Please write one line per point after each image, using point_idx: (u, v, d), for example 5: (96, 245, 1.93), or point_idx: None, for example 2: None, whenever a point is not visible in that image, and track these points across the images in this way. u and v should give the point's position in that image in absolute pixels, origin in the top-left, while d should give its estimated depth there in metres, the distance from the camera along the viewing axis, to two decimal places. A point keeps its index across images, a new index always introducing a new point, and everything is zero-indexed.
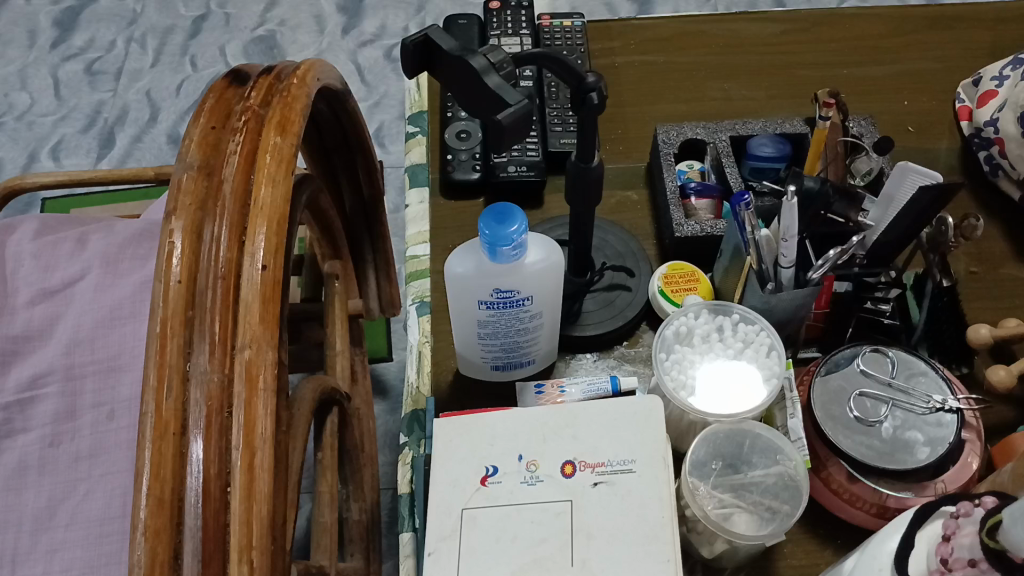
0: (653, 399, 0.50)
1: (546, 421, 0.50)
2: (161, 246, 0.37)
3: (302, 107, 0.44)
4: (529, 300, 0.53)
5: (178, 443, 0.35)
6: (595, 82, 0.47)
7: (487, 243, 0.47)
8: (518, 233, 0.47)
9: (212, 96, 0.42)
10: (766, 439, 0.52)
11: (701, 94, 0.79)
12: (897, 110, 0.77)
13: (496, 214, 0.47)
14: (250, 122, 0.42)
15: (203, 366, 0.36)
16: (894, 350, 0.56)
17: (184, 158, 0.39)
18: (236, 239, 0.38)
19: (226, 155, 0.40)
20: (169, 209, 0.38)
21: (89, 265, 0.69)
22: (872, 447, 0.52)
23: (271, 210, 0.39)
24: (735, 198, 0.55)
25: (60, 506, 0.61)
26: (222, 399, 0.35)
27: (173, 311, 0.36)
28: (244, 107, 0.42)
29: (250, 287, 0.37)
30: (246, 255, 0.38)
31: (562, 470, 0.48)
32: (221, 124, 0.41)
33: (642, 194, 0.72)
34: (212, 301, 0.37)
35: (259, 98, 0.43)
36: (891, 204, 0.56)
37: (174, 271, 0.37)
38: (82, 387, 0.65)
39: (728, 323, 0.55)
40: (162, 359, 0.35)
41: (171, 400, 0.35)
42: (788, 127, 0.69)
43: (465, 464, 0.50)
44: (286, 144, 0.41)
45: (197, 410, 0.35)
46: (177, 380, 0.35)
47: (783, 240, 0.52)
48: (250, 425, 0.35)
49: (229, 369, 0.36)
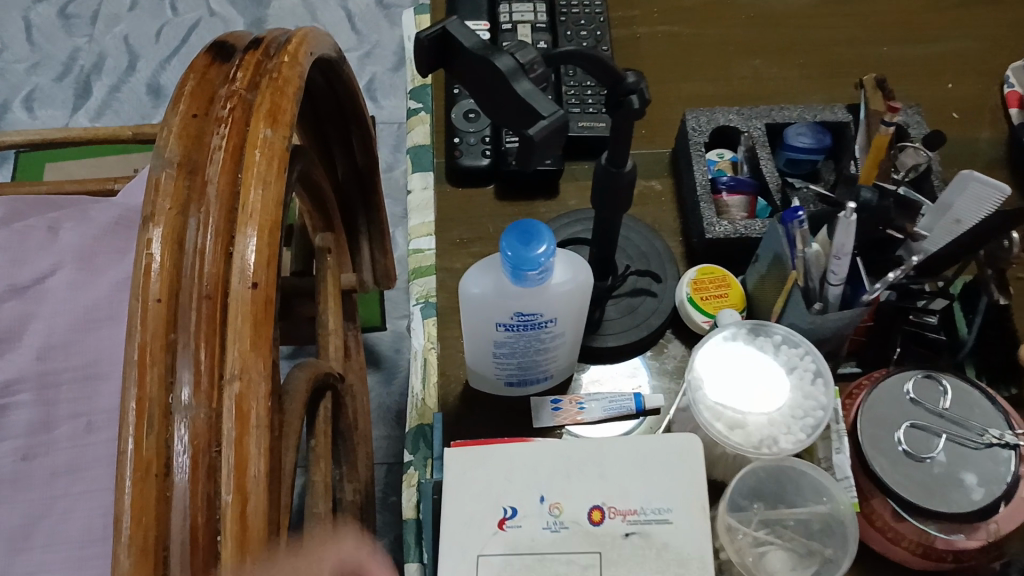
0: (689, 436, 0.45)
1: (571, 457, 0.45)
2: (140, 258, 0.33)
3: (294, 91, 0.39)
4: (553, 322, 0.47)
5: (161, 484, 0.31)
6: (636, 83, 0.41)
7: (510, 265, 0.42)
8: (546, 254, 0.41)
9: (193, 76, 0.38)
10: (809, 476, 0.48)
11: (729, 72, 0.72)
12: (940, 93, 0.71)
13: (519, 231, 0.41)
14: (237, 110, 0.37)
15: (187, 401, 0.32)
16: (950, 378, 0.51)
17: (163, 152, 0.35)
18: (224, 247, 0.35)
19: (210, 149, 0.36)
20: (146, 215, 0.34)
21: (61, 260, 0.63)
22: (921, 486, 0.48)
23: (262, 215, 0.35)
24: (787, 214, 0.49)
25: (36, 526, 0.56)
26: (210, 437, 0.32)
27: (152, 336, 0.32)
28: (229, 91, 0.38)
29: (239, 308, 0.34)
30: (235, 268, 0.34)
31: (589, 516, 0.43)
32: (204, 111, 0.37)
33: (666, 184, 0.66)
34: (196, 323, 0.33)
35: (246, 80, 0.39)
36: (947, 213, 0.51)
37: (152, 287, 0.33)
38: (57, 396, 0.59)
39: (769, 346, 0.50)
40: (141, 390, 0.31)
41: (153, 437, 0.31)
42: (828, 115, 0.63)
43: (480, 504, 0.45)
44: (276, 138, 0.37)
45: (181, 449, 0.31)
46: (160, 412, 0.32)
47: (834, 257, 0.47)
48: (242, 467, 0.32)
49: (217, 403, 0.32)
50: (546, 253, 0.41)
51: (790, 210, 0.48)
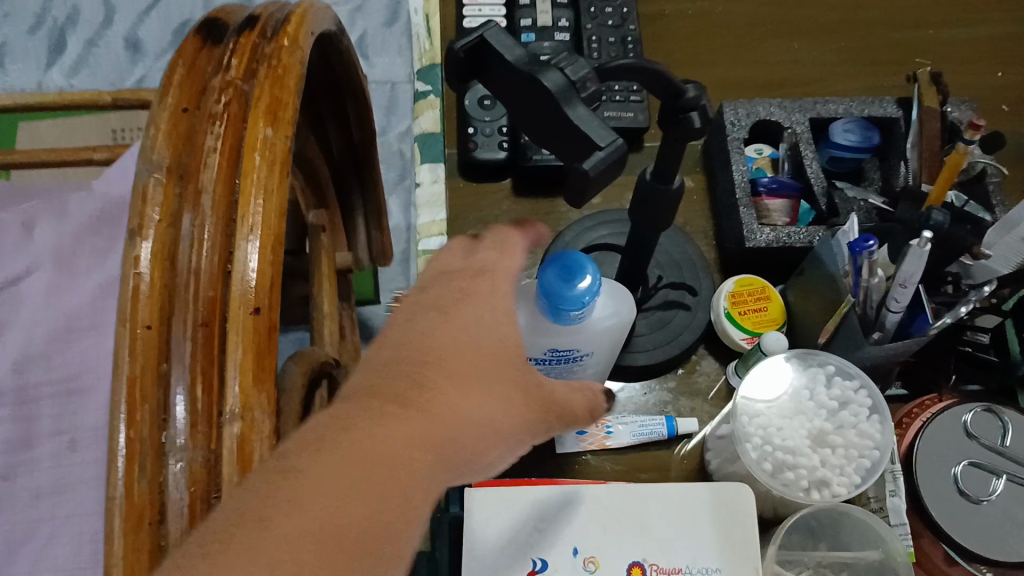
0: (745, 486, 0.42)
1: (607, 505, 0.41)
2: (125, 279, 0.27)
3: (297, 82, 0.31)
4: (590, 356, 0.43)
5: (154, 534, 0.25)
6: (697, 97, 0.36)
7: (549, 302, 0.37)
8: (592, 291, 0.37)
9: (181, 64, 0.31)
10: (859, 520, 0.44)
11: (764, 55, 0.67)
12: (990, 82, 0.66)
13: (560, 264, 0.37)
14: (232, 104, 0.30)
15: (182, 442, 0.26)
16: (1010, 411, 0.47)
17: (149, 155, 0.29)
18: (221, 263, 0.28)
19: (203, 152, 0.29)
20: (132, 227, 0.28)
21: (39, 259, 0.58)
22: (979, 532, 0.44)
23: (264, 233, 0.29)
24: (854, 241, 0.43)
25: (19, 550, 0.49)
26: (209, 481, 0.26)
27: (141, 369, 0.27)
28: (223, 81, 0.30)
29: (238, 336, 0.27)
30: (234, 293, 0.28)
31: (629, 574, 0.40)
32: (196, 105, 0.30)
33: (698, 181, 0.61)
34: (190, 355, 0.27)
35: (241, 66, 0.31)
36: (1011, 228, 0.48)
37: (141, 313, 0.27)
38: (37, 412, 0.53)
39: (822, 377, 0.46)
40: (132, 429, 0.26)
41: (145, 482, 0.26)
42: (877, 110, 0.58)
43: (507, 554, 0.41)
44: (279, 139, 0.30)
45: (178, 498, 0.26)
46: (152, 453, 0.26)
47: (900, 288, 0.43)
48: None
49: (216, 447, 0.27)
50: (592, 290, 0.37)
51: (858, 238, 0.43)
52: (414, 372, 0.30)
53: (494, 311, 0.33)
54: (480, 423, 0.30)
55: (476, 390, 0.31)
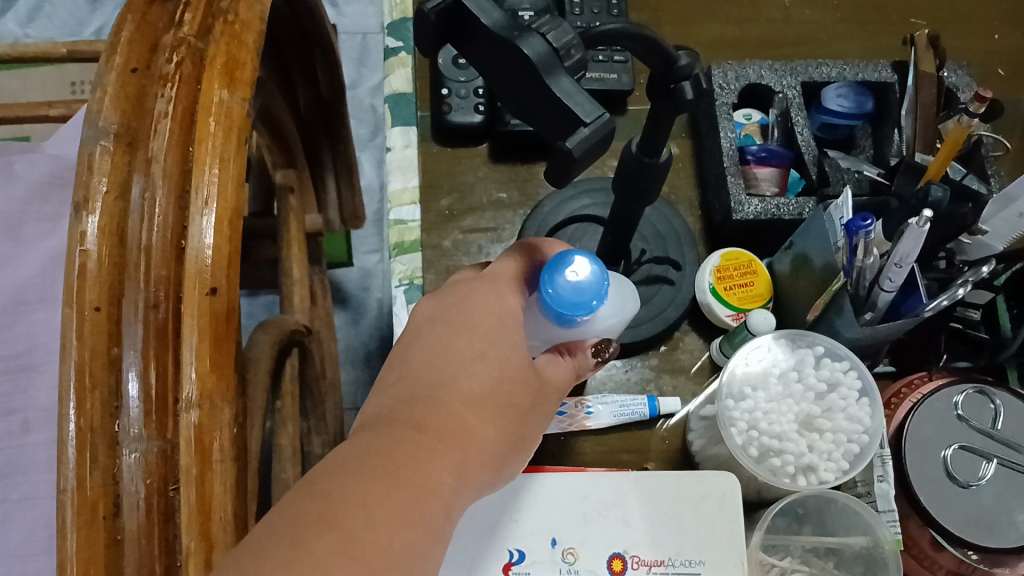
0: (732, 478, 0.39)
1: (588, 496, 0.40)
2: (69, 258, 0.23)
3: (257, 41, 0.27)
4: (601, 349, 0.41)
5: (111, 527, 0.22)
6: (691, 67, 0.33)
7: (556, 308, 0.34)
8: (597, 292, 0.34)
9: (129, 16, 0.26)
10: (845, 506, 0.43)
11: (755, 12, 0.64)
12: (986, 45, 0.63)
13: (557, 265, 0.34)
14: (186, 65, 0.26)
15: (138, 432, 0.23)
16: (1002, 393, 0.46)
17: (95, 119, 0.24)
18: (174, 239, 0.25)
19: (155, 118, 0.25)
20: (77, 198, 0.24)
21: None
22: (967, 517, 0.43)
23: (224, 207, 0.25)
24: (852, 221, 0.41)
25: None
26: (167, 475, 0.23)
27: (92, 352, 0.23)
28: (176, 39, 0.26)
29: (194, 318, 0.24)
30: (194, 275, 0.24)
31: (609, 566, 0.38)
32: (145, 65, 0.25)
33: (684, 146, 0.59)
34: (143, 335, 0.23)
35: (196, 22, 0.26)
36: (1009, 204, 0.46)
37: (88, 292, 0.23)
38: None
39: (811, 358, 0.44)
40: (81, 418, 0.22)
41: (98, 472, 0.22)
42: (872, 74, 0.56)
43: (482, 546, 0.39)
44: (236, 101, 0.26)
45: (133, 492, 0.23)
46: (106, 444, 0.23)
47: (896, 267, 0.41)
48: (206, 512, 0.23)
49: (176, 435, 0.23)
50: (596, 290, 0.34)
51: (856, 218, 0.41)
52: (425, 399, 0.31)
53: (501, 313, 0.34)
54: (496, 441, 0.32)
55: (492, 409, 0.32)
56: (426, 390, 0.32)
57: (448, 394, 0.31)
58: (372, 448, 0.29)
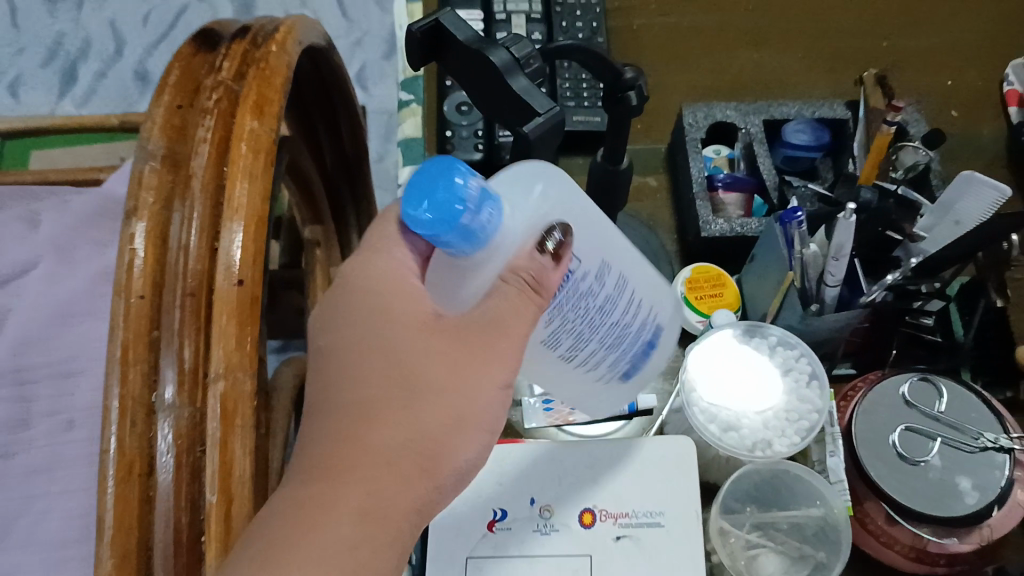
0: (686, 442, 0.45)
1: (563, 461, 0.45)
2: (121, 256, 0.30)
3: (282, 82, 0.35)
4: (598, 262, 0.37)
5: (144, 485, 0.29)
6: (635, 79, 0.40)
7: (446, 229, 0.30)
8: (446, 194, 0.30)
9: (177, 65, 0.34)
10: (802, 480, 0.47)
11: (727, 65, 0.72)
12: (940, 89, 0.70)
13: (417, 190, 0.30)
14: (223, 100, 0.33)
15: (170, 402, 0.29)
16: (946, 380, 0.50)
17: (146, 144, 0.31)
18: (209, 241, 0.31)
19: (195, 142, 0.32)
20: (129, 208, 0.30)
21: (41, 252, 0.62)
22: (916, 491, 0.47)
23: (249, 212, 0.32)
24: (786, 213, 0.47)
25: (14, 525, 0.55)
26: (193, 437, 0.30)
27: (135, 333, 0.29)
28: (216, 81, 0.34)
29: (224, 306, 0.31)
30: (220, 264, 0.31)
31: (580, 519, 0.43)
32: (189, 102, 0.33)
33: (662, 180, 0.66)
34: (181, 323, 0.30)
35: (232, 69, 0.34)
36: (948, 212, 0.50)
37: (136, 282, 0.30)
38: (36, 392, 0.58)
39: (765, 347, 0.50)
40: (125, 388, 0.29)
41: (135, 437, 0.29)
42: (828, 111, 0.62)
43: (469, 508, 0.44)
44: (263, 130, 0.33)
45: (165, 451, 0.29)
46: (143, 411, 0.29)
47: (834, 259, 0.46)
48: (227, 469, 0.30)
49: (202, 403, 0.30)
50: (444, 193, 0.30)
51: (788, 210, 0.47)
52: (345, 427, 0.35)
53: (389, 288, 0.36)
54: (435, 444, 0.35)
55: (407, 410, 0.35)
56: (348, 429, 0.35)
57: (367, 429, 0.34)
58: (306, 494, 0.33)
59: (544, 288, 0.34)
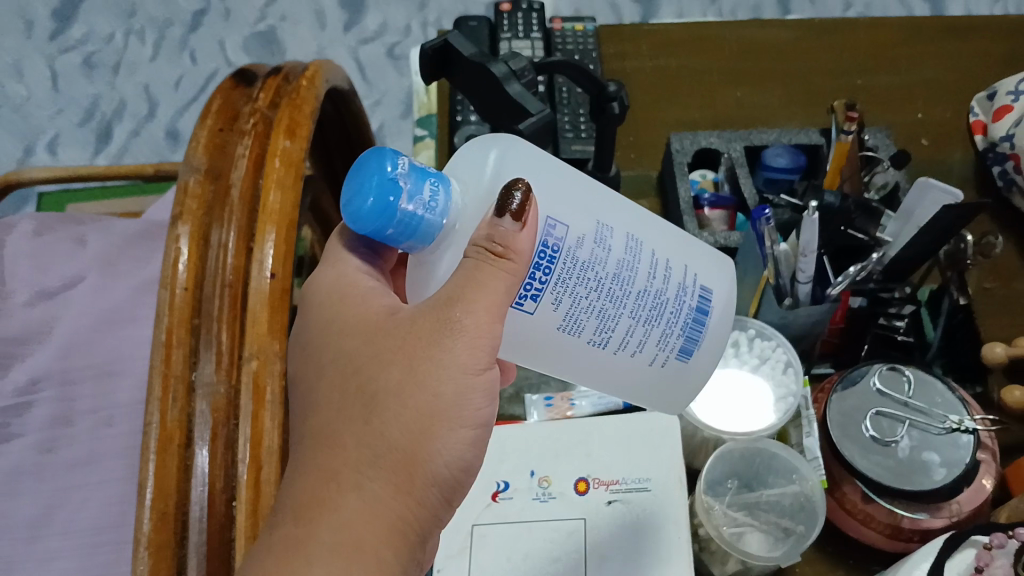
0: (670, 416, 0.51)
1: (558, 438, 0.52)
2: (167, 252, 0.42)
3: (309, 109, 0.50)
4: (593, 226, 0.38)
5: (181, 453, 0.40)
6: (617, 93, 0.53)
7: (381, 217, 0.34)
8: (375, 187, 0.34)
9: (219, 99, 0.49)
10: (782, 459, 0.51)
11: (713, 102, 0.79)
12: (910, 122, 0.76)
13: (350, 185, 0.35)
14: (259, 125, 0.48)
15: (208, 377, 0.42)
16: (913, 369, 0.55)
17: (191, 162, 0.45)
18: (245, 243, 0.45)
19: (233, 159, 0.46)
20: (176, 214, 0.44)
21: (88, 267, 0.69)
22: (888, 468, 0.51)
23: (279, 216, 0.46)
24: (756, 211, 0.54)
25: (55, 513, 0.59)
26: (228, 410, 0.42)
27: (178, 321, 0.42)
28: (253, 109, 0.49)
29: (256, 296, 0.44)
30: (254, 262, 0.45)
31: (575, 487, 0.50)
32: (228, 125, 0.47)
33: (653, 204, 0.73)
34: (218, 312, 0.43)
35: (267, 100, 0.49)
36: (909, 220, 0.55)
37: (180, 278, 0.42)
38: (79, 392, 0.64)
39: (744, 338, 0.55)
40: (167, 368, 0.41)
41: (175, 411, 0.41)
42: (803, 138, 0.68)
43: (476, 481, 0.50)
44: (294, 149, 0.48)
45: (203, 419, 0.41)
46: (183, 387, 0.41)
47: (803, 256, 0.52)
48: (256, 437, 0.42)
49: (235, 379, 0.43)
50: (373, 186, 0.34)
51: (757, 208, 0.53)
52: (323, 442, 0.38)
53: (363, 311, 0.41)
54: (402, 450, 0.37)
55: (373, 413, 0.37)
56: (314, 460, 0.37)
57: (329, 457, 0.37)
58: (294, 508, 0.36)
59: (514, 251, 0.35)
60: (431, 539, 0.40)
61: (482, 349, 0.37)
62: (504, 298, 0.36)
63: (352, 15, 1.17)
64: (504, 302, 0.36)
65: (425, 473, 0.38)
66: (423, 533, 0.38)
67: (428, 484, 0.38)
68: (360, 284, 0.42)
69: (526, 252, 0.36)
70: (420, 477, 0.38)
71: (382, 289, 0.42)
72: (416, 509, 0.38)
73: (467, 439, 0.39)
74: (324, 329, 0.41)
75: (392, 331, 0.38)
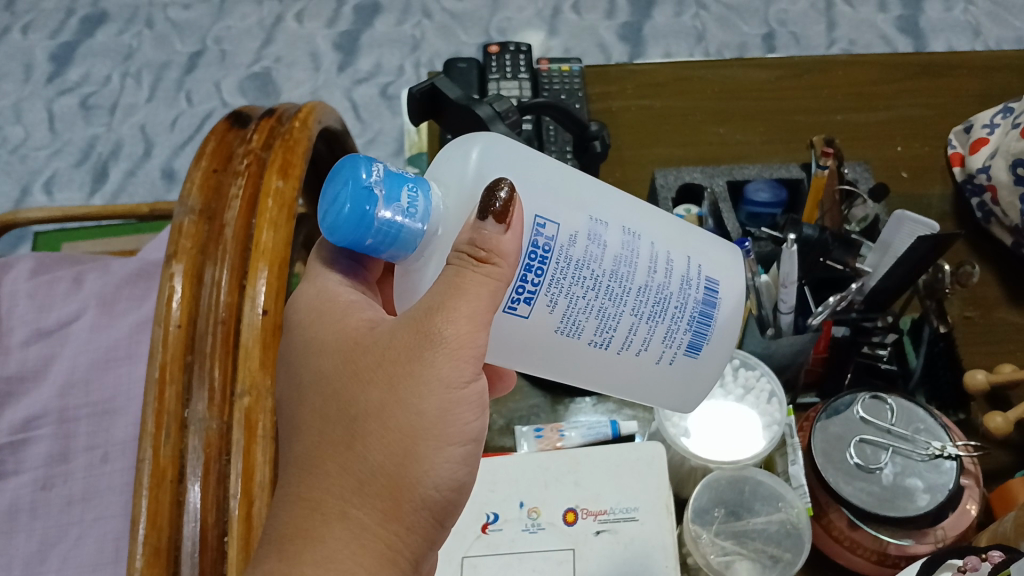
0: (656, 446, 0.53)
1: (548, 468, 0.53)
2: (162, 289, 0.45)
3: (302, 149, 0.50)
4: (585, 221, 0.39)
5: (173, 489, 0.42)
6: (599, 131, 0.59)
7: (359, 221, 0.35)
8: (351, 194, 0.35)
9: (214, 140, 0.51)
10: (767, 486, 0.52)
11: (697, 138, 0.81)
12: (890, 156, 0.78)
13: (329, 193, 0.36)
14: (252, 165, 0.49)
15: (201, 414, 0.43)
16: (894, 397, 0.56)
17: (185, 202, 0.47)
18: (238, 281, 0.46)
19: (227, 199, 0.48)
20: (171, 251, 0.46)
21: (85, 305, 0.69)
22: (872, 494, 0.51)
23: (271, 253, 0.46)
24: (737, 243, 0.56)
25: (51, 550, 0.61)
26: (221, 444, 0.43)
27: (171, 356, 0.44)
28: (247, 151, 0.50)
29: (254, 330, 0.45)
30: (246, 301, 0.45)
31: (564, 518, 0.51)
32: (222, 167, 0.49)
33: None
34: (212, 348, 0.44)
35: (260, 141, 0.51)
36: (888, 251, 0.56)
37: (174, 315, 0.44)
38: (75, 429, 0.65)
39: (728, 369, 0.57)
40: (160, 405, 0.43)
41: (168, 447, 0.42)
42: (783, 173, 0.70)
43: (465, 512, 0.51)
44: (287, 188, 0.48)
45: (196, 454, 0.42)
46: (176, 423, 0.43)
47: (784, 286, 0.54)
48: (248, 472, 0.42)
49: (229, 416, 0.43)
50: (348, 194, 0.35)
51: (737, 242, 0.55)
52: (308, 467, 0.38)
53: (343, 327, 0.40)
54: (387, 473, 0.37)
55: (355, 435, 0.37)
56: (301, 489, 0.37)
57: (314, 484, 0.37)
58: (280, 539, 0.36)
59: (497, 253, 0.36)
60: (427, 560, 0.39)
61: (465, 361, 0.37)
62: (488, 307, 0.36)
63: (346, 57, 1.20)
64: (487, 311, 0.37)
65: (413, 496, 0.37)
66: (415, 558, 0.38)
67: (417, 507, 0.37)
68: (341, 299, 0.42)
69: (512, 254, 0.36)
70: (408, 501, 0.37)
71: (363, 303, 0.42)
72: (406, 535, 0.37)
73: (457, 456, 0.38)
74: (305, 345, 0.41)
75: (371, 348, 0.38)
